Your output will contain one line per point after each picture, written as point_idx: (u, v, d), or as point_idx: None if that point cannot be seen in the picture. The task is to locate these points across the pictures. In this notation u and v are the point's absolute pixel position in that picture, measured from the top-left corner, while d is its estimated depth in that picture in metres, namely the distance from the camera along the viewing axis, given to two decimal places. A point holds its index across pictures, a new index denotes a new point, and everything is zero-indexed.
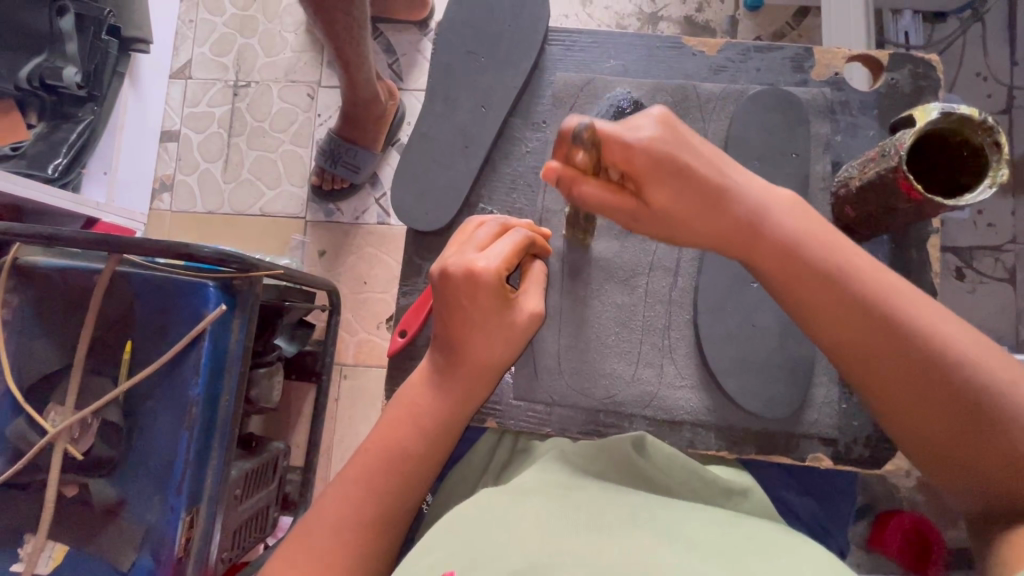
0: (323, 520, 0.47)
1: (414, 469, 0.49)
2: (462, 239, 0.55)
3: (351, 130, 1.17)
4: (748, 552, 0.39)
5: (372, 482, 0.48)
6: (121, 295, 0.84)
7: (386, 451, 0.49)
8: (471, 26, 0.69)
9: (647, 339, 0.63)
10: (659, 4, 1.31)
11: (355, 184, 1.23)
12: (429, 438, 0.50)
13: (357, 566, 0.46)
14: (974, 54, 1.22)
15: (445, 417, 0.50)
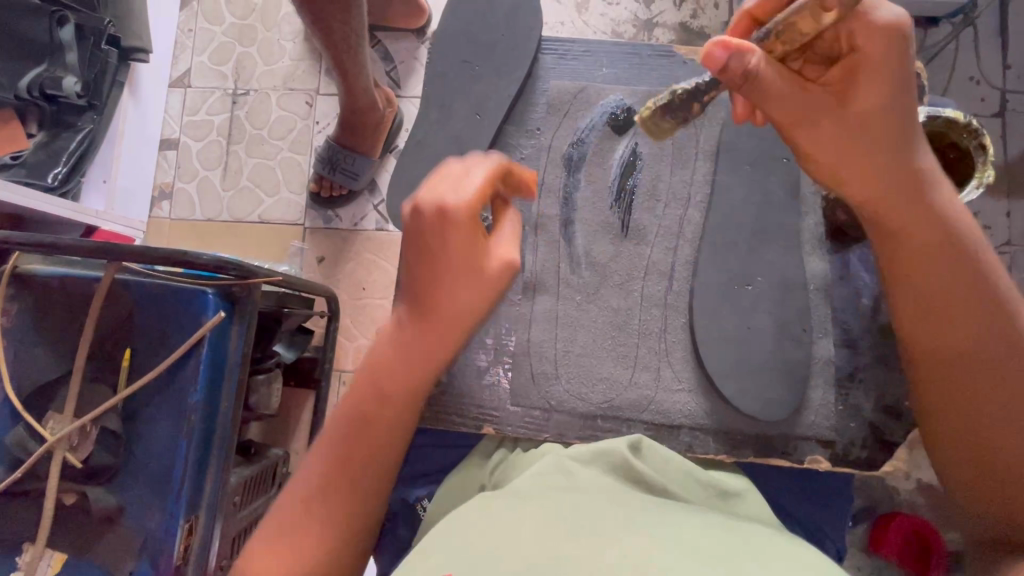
0: (300, 486, 0.47)
1: (386, 432, 0.47)
2: (435, 166, 0.48)
3: (350, 138, 1.19)
4: (745, 556, 0.39)
5: (344, 448, 0.47)
6: (120, 302, 0.85)
7: (357, 414, 0.47)
8: (465, 35, 0.71)
9: (642, 339, 0.63)
10: (655, 11, 1.33)
11: (353, 190, 1.23)
12: (398, 402, 0.47)
13: (336, 528, 0.46)
14: (966, 59, 1.24)
15: (416, 373, 0.47)
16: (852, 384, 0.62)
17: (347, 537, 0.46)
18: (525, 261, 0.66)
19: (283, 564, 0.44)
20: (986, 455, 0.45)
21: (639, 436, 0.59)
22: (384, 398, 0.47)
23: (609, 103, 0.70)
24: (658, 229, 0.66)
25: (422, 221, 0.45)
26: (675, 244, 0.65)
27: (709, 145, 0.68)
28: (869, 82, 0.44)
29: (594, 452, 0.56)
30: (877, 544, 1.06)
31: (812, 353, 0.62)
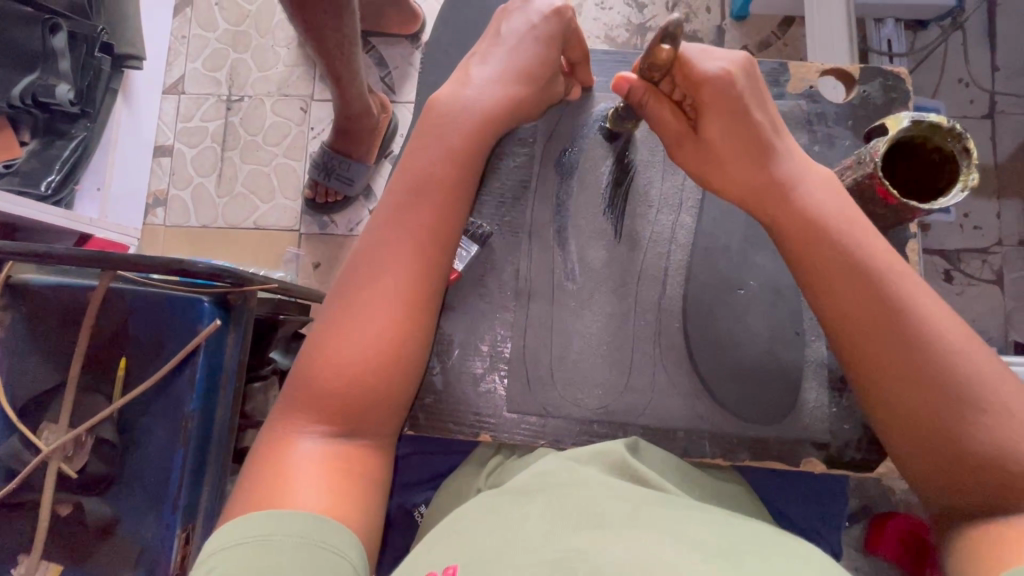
0: (352, 290, 0.54)
1: (428, 239, 0.55)
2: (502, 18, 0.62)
3: (345, 143, 1.18)
4: (745, 551, 0.40)
5: (393, 254, 0.54)
6: (115, 311, 0.84)
7: (401, 229, 0.55)
8: (457, 45, 0.72)
9: (639, 313, 0.64)
10: (647, 15, 1.34)
11: (348, 196, 1.23)
12: (438, 215, 0.56)
13: (380, 331, 0.53)
14: (955, 61, 1.25)
15: (451, 196, 0.56)
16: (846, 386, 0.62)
17: (393, 352, 0.53)
18: (519, 268, 0.66)
19: (342, 361, 0.51)
20: (920, 439, 0.46)
21: (636, 437, 0.60)
22: (406, 248, 0.54)
23: (599, 111, 0.70)
24: (652, 234, 0.66)
25: (490, 51, 0.60)
26: (669, 248, 0.66)
27: None
28: (715, 120, 0.54)
29: (592, 453, 0.57)
30: (874, 543, 1.07)
31: (804, 355, 0.62)
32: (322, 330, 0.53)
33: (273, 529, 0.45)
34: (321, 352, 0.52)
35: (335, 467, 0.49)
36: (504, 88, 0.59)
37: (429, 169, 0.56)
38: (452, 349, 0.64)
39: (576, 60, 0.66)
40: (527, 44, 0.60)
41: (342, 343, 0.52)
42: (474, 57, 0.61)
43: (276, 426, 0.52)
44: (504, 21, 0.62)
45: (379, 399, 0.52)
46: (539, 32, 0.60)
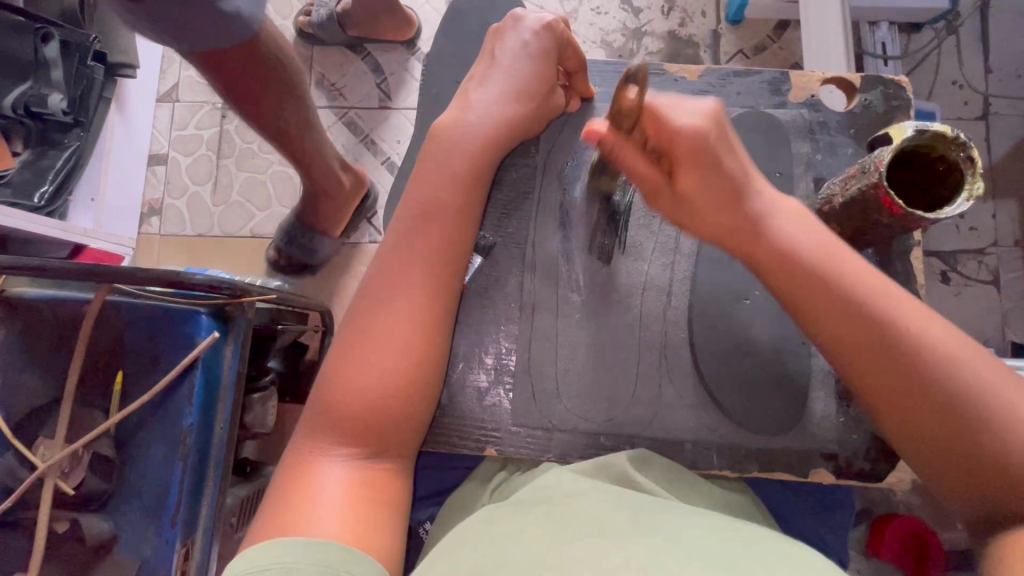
0: (371, 311, 0.53)
1: (439, 257, 0.55)
2: (501, 30, 0.61)
3: (309, 216, 1.14)
4: (749, 560, 0.40)
5: (408, 274, 0.54)
6: (111, 325, 0.83)
7: (413, 247, 0.54)
8: (459, 57, 0.71)
9: (645, 324, 0.64)
10: (643, 20, 1.34)
11: (312, 262, 1.20)
12: (449, 231, 0.55)
13: (400, 350, 0.52)
14: (949, 63, 1.26)
15: (458, 211, 0.56)
16: (853, 397, 0.62)
17: (411, 371, 0.52)
18: (524, 280, 0.66)
19: (363, 381, 0.51)
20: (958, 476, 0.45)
21: (644, 450, 0.59)
22: (420, 268, 0.54)
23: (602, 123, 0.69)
24: (656, 245, 0.66)
25: (493, 65, 0.60)
26: (673, 258, 0.65)
27: None
28: (691, 172, 0.51)
29: (595, 468, 0.57)
30: (874, 546, 1.07)
31: (811, 365, 0.62)
32: (338, 355, 0.53)
33: (301, 554, 0.43)
34: (338, 381, 0.52)
35: (359, 491, 0.49)
36: (505, 106, 0.59)
37: (436, 189, 0.55)
38: (457, 363, 0.64)
39: (573, 69, 0.65)
40: (523, 61, 0.59)
41: (361, 368, 0.51)
42: (472, 79, 0.61)
43: (298, 453, 0.51)
44: (498, 38, 0.61)
45: (400, 421, 0.52)
46: (533, 48, 0.60)
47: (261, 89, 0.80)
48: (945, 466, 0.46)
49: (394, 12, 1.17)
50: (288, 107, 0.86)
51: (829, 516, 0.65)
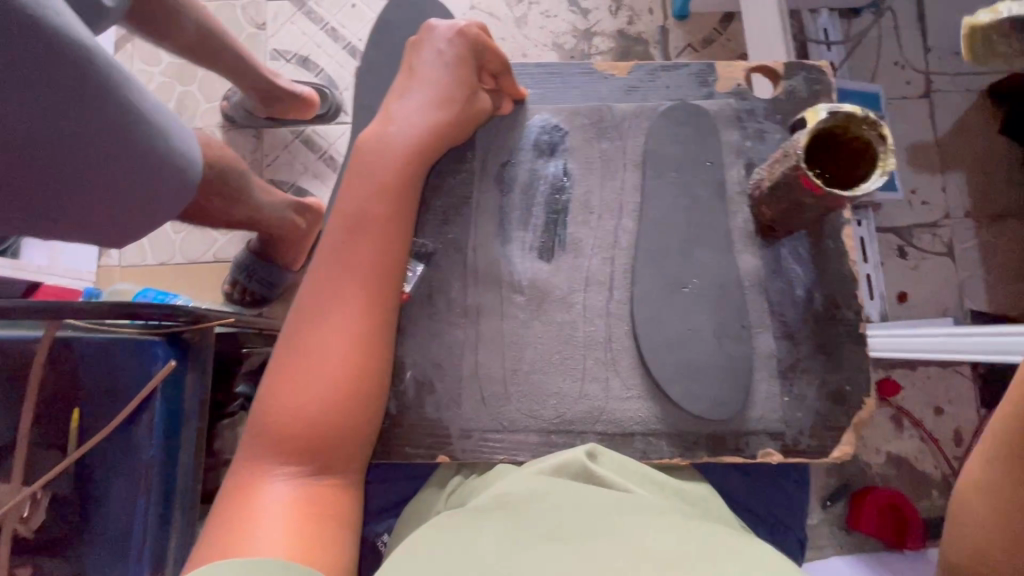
0: (306, 328, 0.53)
1: (371, 268, 0.55)
2: (420, 44, 0.62)
3: (266, 250, 1.12)
4: (699, 560, 0.41)
5: (340, 287, 0.54)
6: (64, 361, 0.81)
7: (344, 260, 0.55)
8: (389, 69, 0.72)
9: (589, 320, 0.65)
10: (592, 20, 1.36)
11: (268, 296, 1.18)
12: (381, 242, 0.55)
13: (337, 364, 0.52)
14: (890, 44, 1.29)
15: (389, 224, 0.56)
16: (795, 375, 0.64)
17: (353, 384, 0.52)
18: (466, 285, 0.66)
19: (301, 396, 0.51)
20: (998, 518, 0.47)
21: (595, 445, 0.60)
22: (353, 280, 0.54)
23: (536, 124, 0.70)
24: (595, 241, 0.67)
25: (413, 76, 0.61)
26: (612, 253, 0.66)
27: (636, 156, 0.68)
28: None
29: (551, 467, 0.57)
30: (854, 523, 1.11)
31: (753, 347, 0.64)
32: (274, 374, 0.52)
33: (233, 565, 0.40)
34: (275, 401, 0.51)
35: (305, 509, 0.48)
36: (429, 115, 0.59)
37: (364, 202, 0.56)
38: (405, 372, 0.64)
39: (497, 72, 0.65)
40: (440, 70, 0.60)
41: (298, 384, 0.51)
42: (394, 92, 0.61)
43: (239, 476, 0.50)
44: (417, 51, 0.62)
45: (344, 436, 0.52)
46: (448, 56, 0.61)
47: (212, 202, 0.89)
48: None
49: (282, 98, 1.16)
50: (234, 208, 0.94)
51: (780, 493, 0.67)
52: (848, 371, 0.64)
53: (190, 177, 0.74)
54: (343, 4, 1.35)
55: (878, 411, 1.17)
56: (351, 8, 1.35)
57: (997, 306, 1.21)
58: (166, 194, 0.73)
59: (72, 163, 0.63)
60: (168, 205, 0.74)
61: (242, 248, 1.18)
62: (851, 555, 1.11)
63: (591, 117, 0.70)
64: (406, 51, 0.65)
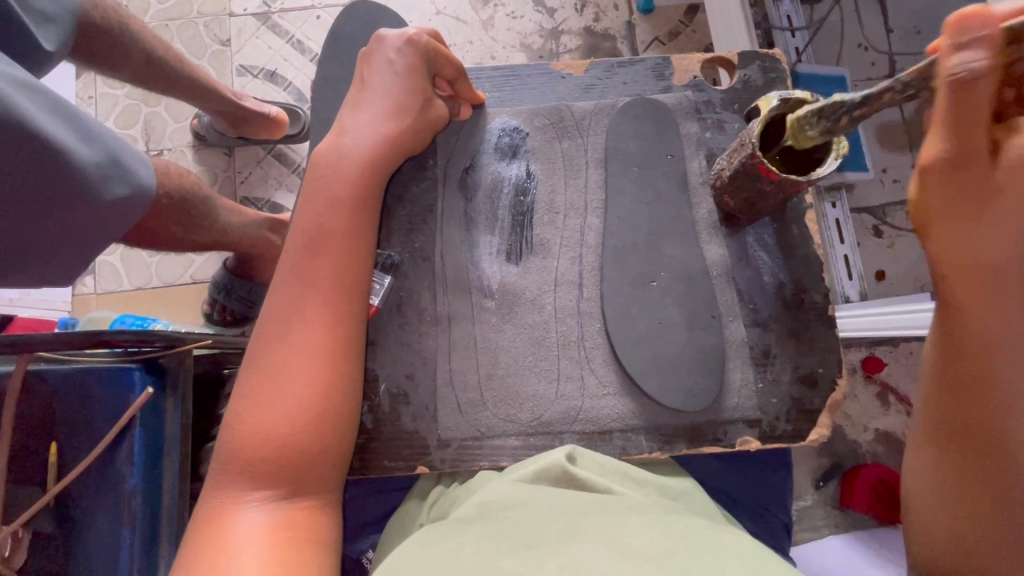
0: (269, 352, 0.52)
1: (331, 286, 0.54)
2: (369, 56, 0.62)
3: (243, 269, 1.11)
4: (679, 554, 0.42)
5: (301, 307, 0.53)
6: (36, 395, 0.79)
7: (303, 279, 0.54)
8: (345, 81, 0.71)
9: (560, 320, 0.65)
10: (559, 19, 1.36)
11: (248, 314, 1.17)
12: (343, 257, 0.55)
13: (300, 386, 0.51)
14: (852, 27, 1.30)
15: (348, 239, 0.56)
16: (769, 360, 0.64)
17: (322, 405, 0.51)
18: (436, 294, 0.65)
19: (267, 419, 0.50)
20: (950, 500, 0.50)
21: (573, 446, 0.60)
22: (314, 299, 0.53)
23: (497, 128, 0.70)
24: (562, 240, 0.67)
25: (363, 90, 0.61)
26: (579, 252, 0.66)
27: (598, 153, 0.69)
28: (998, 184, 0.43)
29: (533, 473, 0.57)
30: (847, 499, 1.13)
31: (725, 336, 0.64)
32: (240, 400, 0.52)
33: None
34: (242, 425, 0.50)
35: (280, 533, 0.47)
36: (383, 126, 0.59)
37: (322, 218, 0.56)
38: (378, 385, 0.63)
39: (452, 78, 0.65)
40: (391, 80, 0.60)
41: (264, 406, 0.50)
42: (347, 106, 0.61)
43: (210, 504, 0.49)
44: (368, 63, 0.62)
45: (315, 456, 0.51)
46: (398, 66, 0.60)
47: (183, 217, 0.87)
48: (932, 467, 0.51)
49: (248, 118, 1.15)
50: (199, 235, 0.93)
51: (762, 479, 0.67)
52: (819, 353, 0.65)
53: (141, 201, 0.74)
54: (307, 16, 1.35)
55: (862, 390, 1.18)
56: (316, 19, 1.35)
57: None
58: (117, 216, 0.73)
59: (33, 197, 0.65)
60: (117, 229, 0.74)
61: (219, 267, 1.16)
62: (845, 533, 1.12)
63: (551, 117, 0.70)
64: (358, 63, 0.65)
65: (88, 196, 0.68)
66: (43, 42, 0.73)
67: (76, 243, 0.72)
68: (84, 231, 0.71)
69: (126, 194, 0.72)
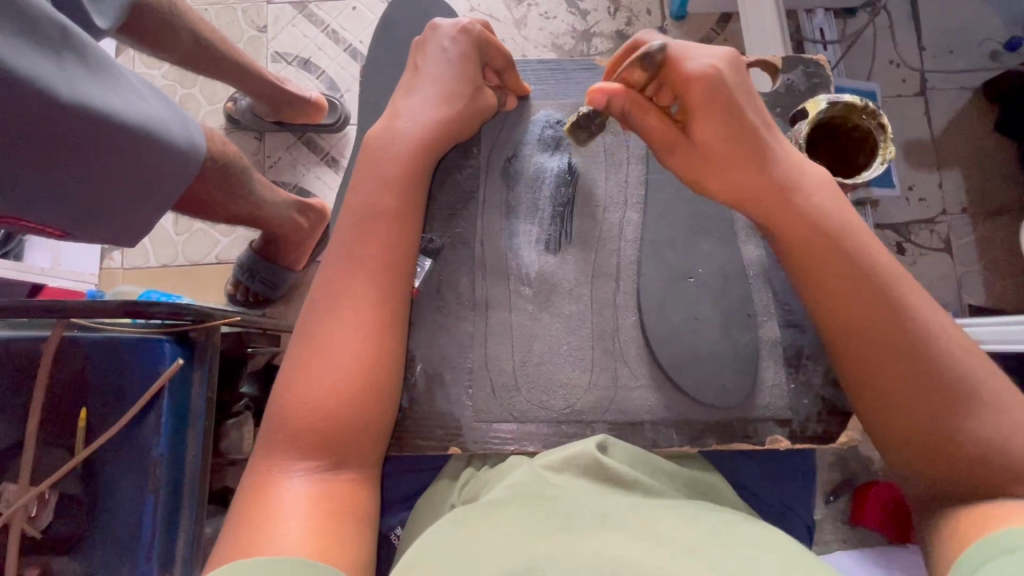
0: (321, 325, 0.53)
1: (379, 263, 0.55)
2: (423, 44, 0.63)
3: (270, 250, 1.13)
4: (714, 547, 0.42)
5: (351, 281, 0.54)
6: (71, 360, 0.80)
7: (353, 255, 0.55)
8: (394, 67, 0.73)
9: (597, 311, 0.65)
10: (591, 22, 1.37)
11: (271, 297, 1.20)
12: (391, 235, 0.56)
13: (349, 358, 0.52)
14: (885, 43, 1.30)
15: (395, 219, 0.57)
16: (801, 362, 0.64)
17: (368, 375, 0.52)
18: (475, 279, 0.67)
19: (317, 388, 0.51)
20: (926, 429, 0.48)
21: (605, 435, 0.60)
22: (365, 274, 0.55)
23: (541, 119, 0.71)
24: (601, 233, 0.68)
25: (416, 76, 0.62)
26: (618, 245, 0.67)
27: (639, 149, 0.70)
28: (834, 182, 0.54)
29: (562, 460, 0.57)
30: (858, 515, 1.12)
31: (759, 335, 0.65)
32: (289, 371, 0.53)
33: None
34: (291, 396, 0.52)
35: (322, 502, 0.48)
36: (435, 111, 0.60)
37: (372, 198, 0.57)
38: (415, 364, 0.64)
39: (500, 68, 0.67)
40: (444, 67, 0.61)
41: (312, 379, 0.51)
42: (399, 90, 0.62)
43: (258, 471, 0.51)
44: (422, 50, 0.63)
45: (360, 427, 0.52)
46: (452, 54, 0.62)
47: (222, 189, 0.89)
48: (907, 442, 0.49)
49: (287, 101, 1.18)
50: (233, 210, 0.95)
51: (787, 481, 0.68)
52: None
53: (196, 157, 0.77)
54: (343, 6, 1.37)
55: None
56: (351, 10, 1.36)
57: (994, 299, 1.22)
58: (176, 171, 0.75)
59: (97, 155, 0.66)
60: (176, 187, 0.76)
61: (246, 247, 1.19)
62: (855, 548, 1.12)
63: None
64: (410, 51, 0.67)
65: (151, 146, 0.70)
66: (97, 20, 0.75)
67: (139, 199, 0.74)
68: (144, 184, 0.73)
69: (183, 145, 0.74)
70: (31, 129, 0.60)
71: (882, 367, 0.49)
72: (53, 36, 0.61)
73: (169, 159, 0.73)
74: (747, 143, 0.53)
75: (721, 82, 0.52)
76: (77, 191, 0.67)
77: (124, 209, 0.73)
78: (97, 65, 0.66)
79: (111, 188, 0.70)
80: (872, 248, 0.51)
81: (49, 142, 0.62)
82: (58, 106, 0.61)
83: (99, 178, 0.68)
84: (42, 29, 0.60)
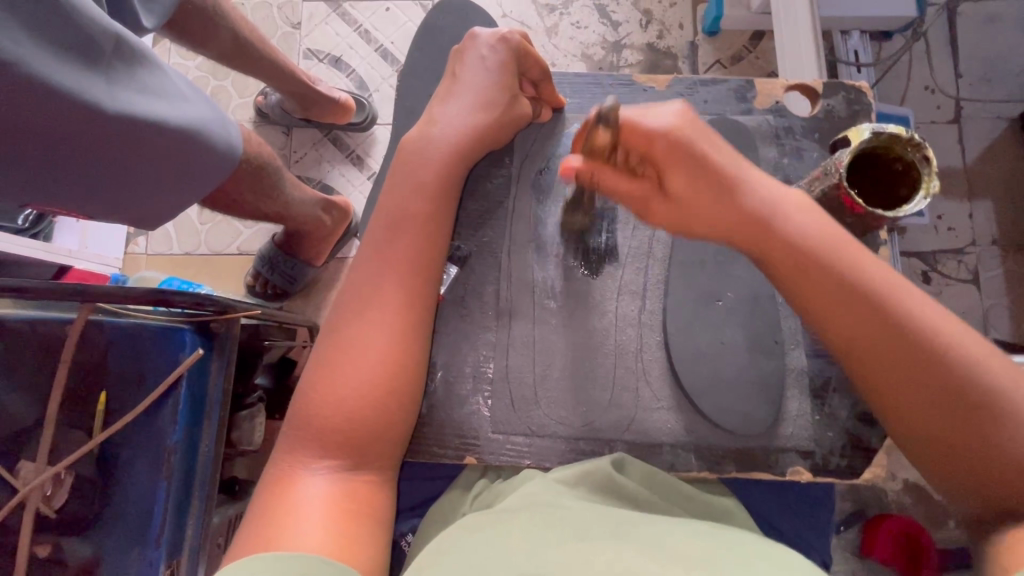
0: (351, 326, 0.53)
1: (409, 267, 0.55)
2: (464, 51, 0.63)
3: (292, 245, 1.13)
4: (731, 554, 0.41)
5: (380, 283, 0.55)
6: (93, 344, 0.81)
7: (384, 257, 0.55)
8: (432, 72, 0.73)
9: (621, 328, 0.65)
10: (621, 33, 1.37)
11: (289, 291, 1.21)
12: (423, 241, 0.56)
13: (374, 364, 0.52)
14: (921, 68, 1.28)
15: (429, 224, 0.57)
16: (828, 394, 0.63)
17: (392, 382, 0.52)
18: (500, 288, 0.66)
19: (342, 388, 0.51)
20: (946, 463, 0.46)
21: (622, 453, 0.60)
22: (395, 279, 0.55)
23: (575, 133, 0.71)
24: (629, 249, 0.67)
25: (454, 83, 0.62)
26: (647, 262, 0.67)
27: None
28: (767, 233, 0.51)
29: (577, 475, 0.56)
30: (868, 548, 1.09)
31: (785, 363, 0.63)
32: (315, 368, 0.53)
33: None
34: (317, 394, 0.52)
35: (341, 503, 0.48)
36: (473, 118, 0.60)
37: (406, 202, 0.57)
38: (436, 372, 0.64)
39: (537, 79, 0.67)
40: (483, 74, 0.61)
41: (337, 380, 0.52)
42: (437, 97, 0.63)
43: (280, 467, 0.51)
44: (461, 58, 0.63)
45: (382, 431, 0.52)
46: (491, 62, 0.62)
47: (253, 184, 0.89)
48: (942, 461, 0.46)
49: (318, 102, 1.19)
50: (263, 205, 0.96)
51: (805, 511, 0.66)
52: None
53: (233, 156, 0.77)
54: (377, 8, 1.38)
55: None
56: (384, 11, 1.38)
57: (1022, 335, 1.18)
58: (207, 171, 0.75)
59: (132, 156, 0.66)
60: (211, 182, 0.77)
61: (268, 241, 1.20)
62: None
63: None
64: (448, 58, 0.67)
65: (189, 147, 0.70)
66: (146, 20, 0.76)
67: (172, 194, 0.74)
68: (179, 180, 0.73)
69: (222, 145, 0.74)
70: (66, 134, 0.60)
71: (893, 384, 0.47)
72: (103, 44, 0.61)
73: (205, 157, 0.73)
74: (717, 183, 0.52)
75: (679, 140, 0.52)
76: (113, 187, 0.69)
77: (156, 203, 0.74)
78: (135, 61, 0.65)
79: (139, 185, 0.70)
80: (871, 270, 0.49)
81: (79, 144, 0.62)
82: (101, 113, 0.61)
83: (133, 177, 0.69)
84: (91, 39, 0.59)
